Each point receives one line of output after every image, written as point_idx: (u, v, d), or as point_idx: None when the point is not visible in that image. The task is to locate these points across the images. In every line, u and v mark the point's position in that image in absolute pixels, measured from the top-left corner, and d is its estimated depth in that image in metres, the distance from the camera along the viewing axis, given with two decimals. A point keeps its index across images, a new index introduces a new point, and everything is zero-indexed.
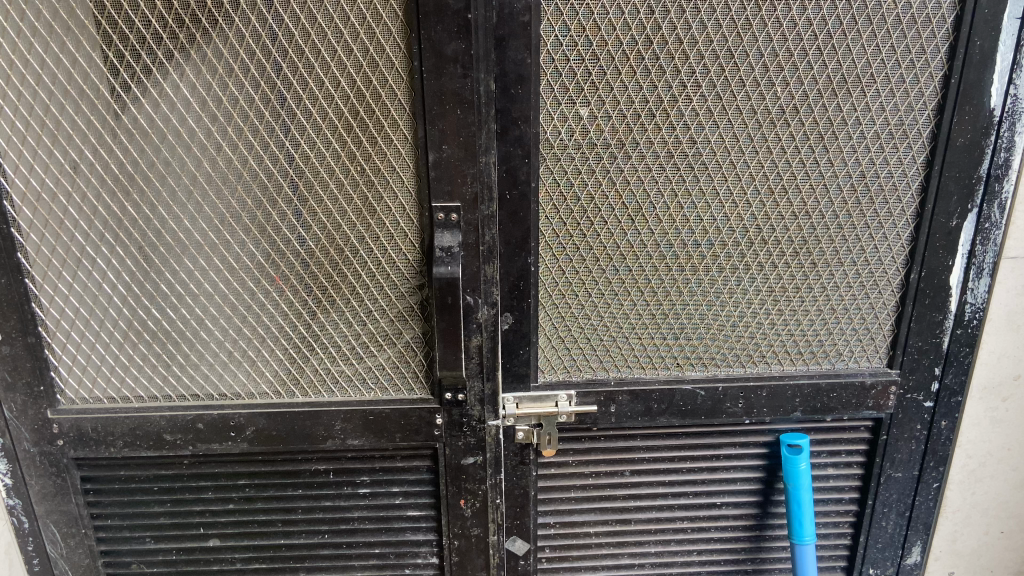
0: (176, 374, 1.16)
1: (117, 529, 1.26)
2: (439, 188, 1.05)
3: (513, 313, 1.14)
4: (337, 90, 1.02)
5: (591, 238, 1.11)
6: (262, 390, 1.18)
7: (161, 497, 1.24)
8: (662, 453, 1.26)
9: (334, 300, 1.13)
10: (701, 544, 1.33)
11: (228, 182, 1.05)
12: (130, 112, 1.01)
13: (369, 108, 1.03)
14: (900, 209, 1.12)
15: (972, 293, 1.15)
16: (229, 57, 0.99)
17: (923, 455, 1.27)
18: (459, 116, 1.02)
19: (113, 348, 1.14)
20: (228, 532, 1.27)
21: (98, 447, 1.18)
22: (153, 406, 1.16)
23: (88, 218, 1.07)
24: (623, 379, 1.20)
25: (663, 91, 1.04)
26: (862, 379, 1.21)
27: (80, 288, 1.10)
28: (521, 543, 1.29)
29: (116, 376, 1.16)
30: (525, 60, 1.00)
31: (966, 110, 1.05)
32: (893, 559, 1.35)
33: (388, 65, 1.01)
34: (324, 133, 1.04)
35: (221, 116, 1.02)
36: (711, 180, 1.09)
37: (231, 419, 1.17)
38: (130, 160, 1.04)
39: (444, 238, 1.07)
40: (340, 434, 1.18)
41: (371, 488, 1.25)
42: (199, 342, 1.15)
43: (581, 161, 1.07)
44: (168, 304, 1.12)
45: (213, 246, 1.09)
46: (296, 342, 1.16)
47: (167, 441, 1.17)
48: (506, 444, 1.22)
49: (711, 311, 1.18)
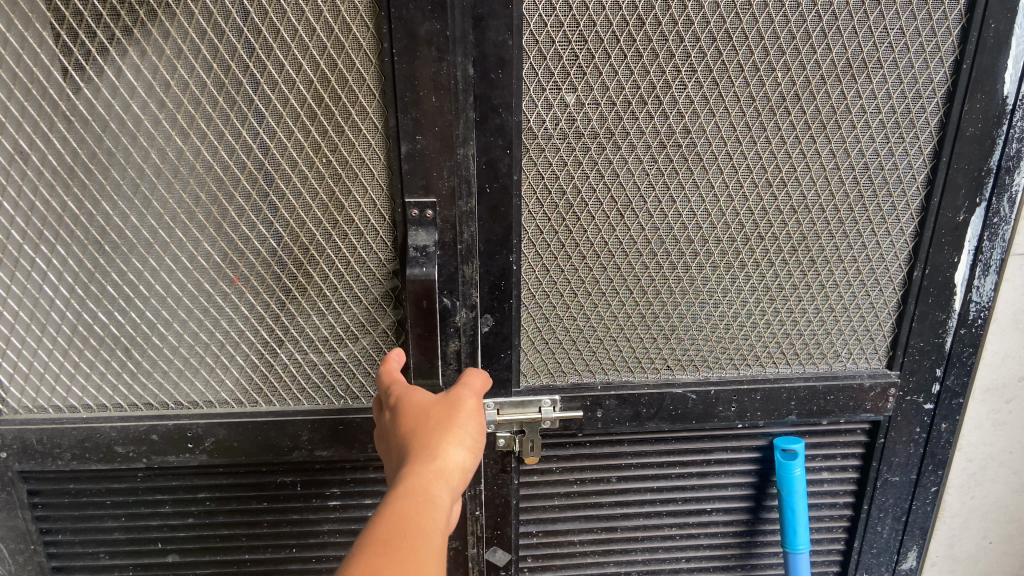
0: (128, 381, 1.08)
1: (69, 544, 1.17)
2: (413, 182, 0.97)
3: (494, 314, 1.06)
4: (299, 74, 0.92)
5: (577, 234, 1.04)
6: (222, 398, 1.10)
7: (115, 512, 1.16)
8: (650, 458, 1.19)
9: (299, 302, 1.05)
10: (690, 551, 1.27)
11: (181, 175, 0.96)
12: (68, 98, 0.92)
13: (335, 94, 0.94)
14: (904, 203, 1.05)
15: (978, 291, 1.09)
16: (178, 37, 0.90)
17: (922, 458, 1.21)
18: (435, 103, 0.93)
19: (59, 354, 1.05)
20: (188, 548, 1.19)
21: (45, 460, 1.09)
22: (103, 417, 1.08)
23: (25, 215, 0.97)
24: (610, 383, 1.13)
25: (656, 77, 0.96)
26: (860, 381, 1.15)
27: (18, 290, 1.01)
28: (502, 554, 1.22)
29: (62, 384, 1.07)
30: (506, 42, 0.92)
31: (977, 98, 0.98)
32: (888, 565, 1.30)
33: (355, 46, 0.92)
34: (285, 120, 0.95)
35: (170, 102, 0.93)
36: (706, 172, 1.02)
37: (189, 429, 1.09)
38: (70, 150, 0.94)
39: (419, 237, 0.98)
40: (307, 445, 1.12)
41: (342, 500, 1.19)
42: (152, 347, 1.06)
43: (567, 151, 0.99)
44: (116, 307, 1.03)
45: (165, 244, 1.00)
46: (257, 347, 1.07)
47: (119, 454, 1.10)
48: (486, 452, 1.15)
49: (704, 311, 1.11)
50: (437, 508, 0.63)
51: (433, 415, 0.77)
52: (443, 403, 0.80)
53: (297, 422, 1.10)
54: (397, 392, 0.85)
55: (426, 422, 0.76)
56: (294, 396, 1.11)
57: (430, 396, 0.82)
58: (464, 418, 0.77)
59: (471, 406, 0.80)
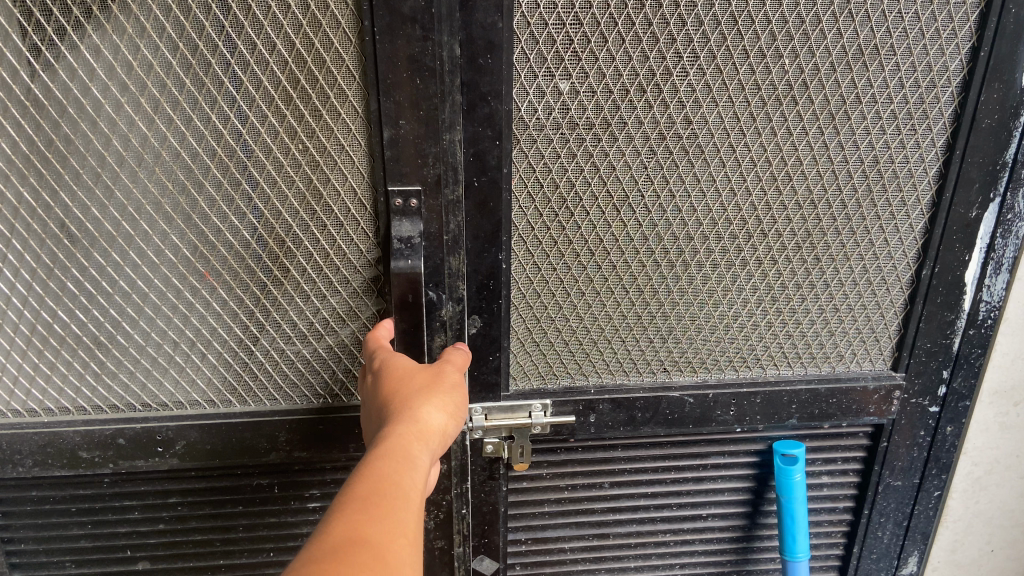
0: (91, 383, 1.01)
1: (32, 553, 1.11)
2: (397, 169, 0.90)
3: (482, 314, 1.00)
4: (272, 57, 0.85)
5: (570, 230, 0.98)
6: (194, 399, 1.04)
7: (80, 520, 1.10)
8: (645, 463, 1.14)
9: (276, 299, 0.98)
10: (684, 557, 1.22)
11: (145, 164, 0.89)
12: (20, 80, 0.84)
13: (312, 78, 0.87)
14: (914, 198, 1.00)
15: (989, 290, 1.05)
16: (139, 15, 0.82)
17: (925, 462, 1.17)
18: (418, 86, 0.86)
19: (15, 355, 0.98)
20: (159, 554, 1.13)
21: (4, 466, 1.02)
22: (66, 420, 1.01)
23: None
24: (604, 386, 1.07)
25: (656, 63, 0.90)
26: (864, 384, 1.10)
27: None
28: (490, 562, 1.17)
29: (20, 387, 1.00)
30: (496, 25, 0.85)
31: (995, 88, 0.93)
32: (888, 570, 1.26)
33: (333, 24, 0.85)
34: (258, 106, 0.88)
35: (133, 86, 0.85)
36: (707, 166, 0.96)
37: (158, 432, 1.02)
38: (23, 137, 0.87)
39: (403, 227, 0.92)
40: (284, 446, 1.06)
41: (322, 502, 1.13)
42: (116, 348, 0.99)
43: (560, 142, 0.93)
44: (77, 305, 0.96)
45: (129, 237, 0.93)
46: (230, 348, 1.01)
47: (84, 459, 1.03)
48: (473, 458, 1.09)
49: (704, 311, 1.05)
50: (420, 466, 0.64)
51: (415, 381, 0.77)
52: (425, 372, 0.80)
53: (275, 422, 1.04)
54: (381, 357, 0.85)
55: (410, 388, 0.76)
56: (271, 396, 1.05)
57: (413, 365, 0.82)
58: (446, 389, 0.77)
59: (451, 379, 0.80)
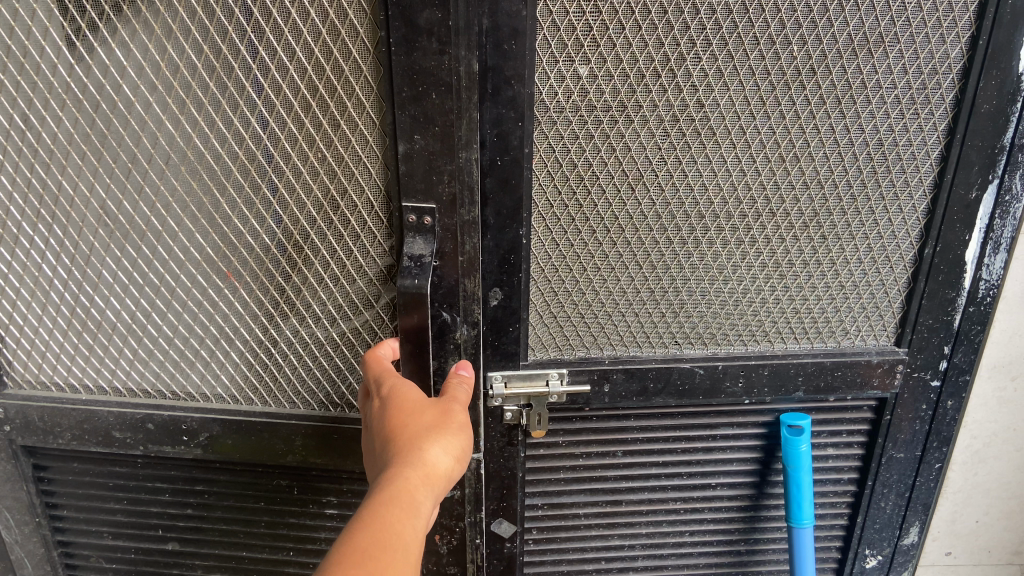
0: (125, 366, 1.13)
1: (76, 520, 1.26)
2: (411, 185, 0.95)
3: (503, 287, 1.06)
4: (308, 48, 0.90)
5: (587, 208, 1.03)
6: (235, 358, 1.11)
7: (117, 495, 1.23)
8: (656, 433, 1.20)
9: (305, 277, 1.05)
10: (694, 525, 1.27)
11: (174, 162, 0.98)
12: (60, 76, 0.93)
13: (339, 67, 0.92)
14: (917, 179, 1.05)
15: (988, 269, 1.09)
16: (173, 16, 0.89)
17: (927, 435, 1.22)
18: (436, 100, 0.90)
19: (58, 335, 1.11)
20: (187, 538, 1.25)
21: (46, 437, 1.16)
22: (102, 401, 1.14)
23: (23, 192, 1.01)
24: (618, 357, 1.13)
25: (671, 49, 0.95)
26: (869, 358, 1.15)
27: (19, 266, 1.06)
28: (507, 525, 1.23)
29: (62, 364, 1.14)
30: (520, 13, 0.90)
31: (993, 74, 0.97)
32: (890, 540, 1.32)
33: (352, 33, 0.89)
34: (284, 96, 0.93)
35: (162, 87, 0.93)
36: (718, 147, 1.01)
37: (183, 422, 1.14)
38: (62, 131, 0.96)
39: (416, 245, 0.97)
40: (300, 449, 1.15)
41: (338, 509, 1.22)
42: (150, 326, 1.09)
43: (579, 125, 0.98)
44: (111, 294, 1.07)
45: (160, 233, 1.02)
46: (267, 319, 1.08)
47: (116, 438, 1.16)
48: (494, 425, 1.16)
49: (714, 287, 1.10)
50: (419, 515, 0.67)
51: (424, 415, 0.79)
52: (434, 406, 0.82)
53: (293, 426, 1.13)
54: (390, 384, 0.88)
55: (418, 423, 0.78)
56: (290, 399, 1.15)
57: (422, 396, 0.84)
58: (453, 427, 0.79)
59: (460, 416, 0.82)
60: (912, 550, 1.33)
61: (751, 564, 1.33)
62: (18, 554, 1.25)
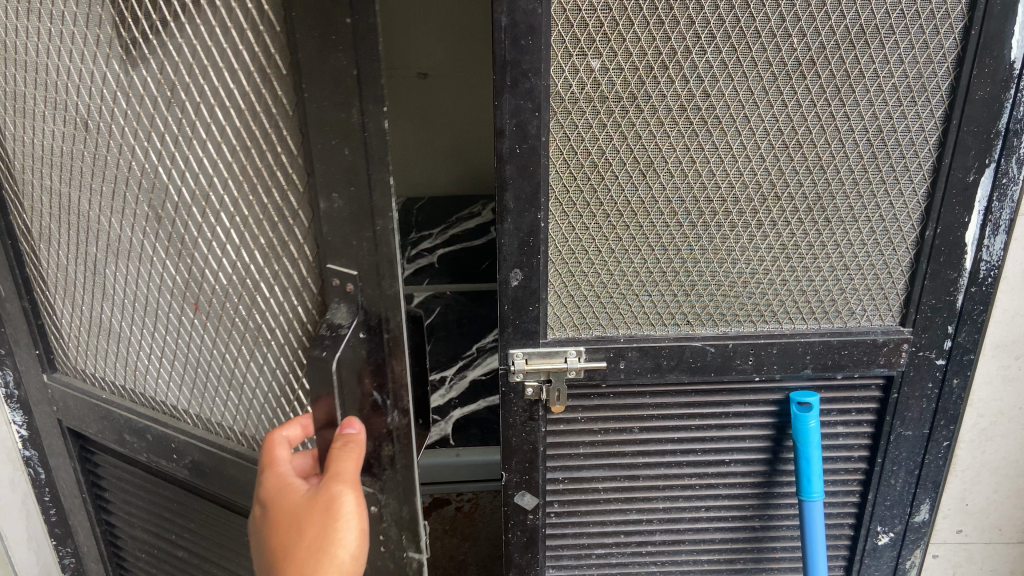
0: (132, 376, 1.21)
1: (111, 504, 1.37)
2: (337, 248, 0.92)
3: (523, 268, 1.13)
4: (249, 81, 0.89)
5: (601, 193, 1.10)
6: (217, 391, 1.14)
7: (140, 492, 1.31)
8: (671, 410, 1.26)
9: (263, 308, 1.03)
10: (709, 500, 1.33)
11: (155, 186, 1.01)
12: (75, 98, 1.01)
13: (266, 111, 0.91)
14: (916, 163, 1.10)
15: (987, 250, 1.14)
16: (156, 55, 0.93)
17: (934, 414, 1.27)
18: (348, 156, 0.86)
19: (86, 335, 1.22)
20: (192, 549, 1.29)
21: (82, 424, 1.27)
22: (115, 404, 1.23)
23: (59, 199, 1.12)
24: (632, 336, 1.20)
25: (677, 43, 1.02)
26: (874, 337, 1.20)
27: (56, 267, 1.18)
28: (530, 498, 1.31)
29: (89, 362, 1.24)
30: (536, 11, 0.98)
31: (986, 63, 1.02)
32: (902, 517, 1.36)
33: (277, 72, 0.87)
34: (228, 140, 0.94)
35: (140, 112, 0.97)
36: (724, 134, 1.08)
37: (173, 441, 1.19)
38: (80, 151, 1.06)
39: (339, 313, 0.94)
40: None
41: None
42: (148, 344, 1.15)
43: (592, 115, 1.05)
44: (120, 308, 1.15)
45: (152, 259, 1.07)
46: (242, 347, 1.08)
47: (129, 439, 1.24)
48: (516, 401, 1.22)
49: (723, 268, 1.17)
50: None
51: (305, 535, 0.79)
52: (310, 509, 0.80)
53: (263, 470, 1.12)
54: (273, 485, 0.85)
55: (300, 551, 0.78)
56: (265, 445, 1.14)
57: (301, 495, 0.82)
58: (336, 533, 0.78)
59: (342, 506, 0.80)
60: (924, 528, 1.37)
61: (766, 540, 1.38)
62: (76, 519, 1.38)
